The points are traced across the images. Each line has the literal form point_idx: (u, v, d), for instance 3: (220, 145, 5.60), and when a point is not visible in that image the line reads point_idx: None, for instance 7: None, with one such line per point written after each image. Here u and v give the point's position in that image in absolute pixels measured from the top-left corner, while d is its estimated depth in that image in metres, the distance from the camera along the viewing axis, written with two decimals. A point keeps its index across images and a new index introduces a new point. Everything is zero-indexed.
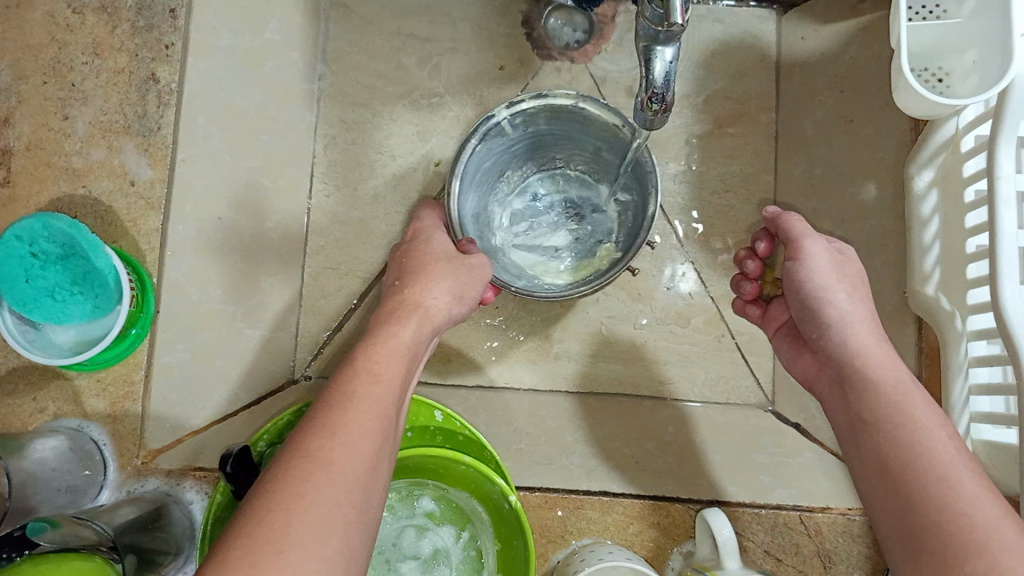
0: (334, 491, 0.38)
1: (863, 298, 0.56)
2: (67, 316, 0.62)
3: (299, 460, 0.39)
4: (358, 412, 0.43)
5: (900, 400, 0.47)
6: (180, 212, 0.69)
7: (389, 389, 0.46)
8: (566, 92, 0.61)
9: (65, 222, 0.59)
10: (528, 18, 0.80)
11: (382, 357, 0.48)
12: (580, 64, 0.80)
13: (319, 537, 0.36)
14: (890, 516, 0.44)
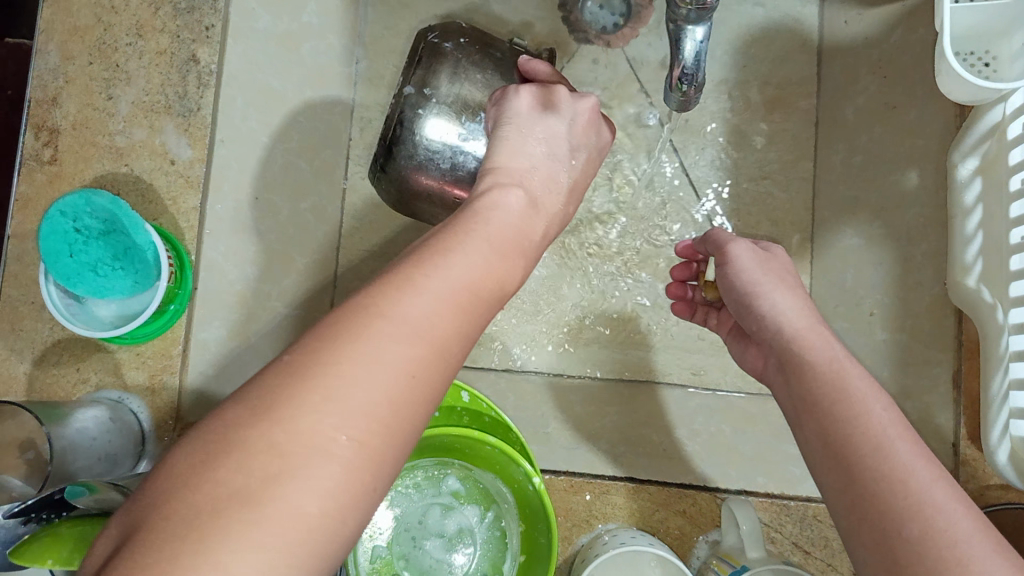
0: (364, 407, 0.31)
1: (800, 291, 0.54)
2: (109, 290, 0.64)
3: (287, 389, 0.30)
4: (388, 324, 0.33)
5: (830, 375, 0.45)
6: (219, 192, 0.71)
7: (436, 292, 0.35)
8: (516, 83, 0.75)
9: (106, 199, 0.61)
10: (565, 1, 0.81)
11: (442, 254, 0.38)
12: (617, 47, 0.81)
13: (333, 461, 0.30)
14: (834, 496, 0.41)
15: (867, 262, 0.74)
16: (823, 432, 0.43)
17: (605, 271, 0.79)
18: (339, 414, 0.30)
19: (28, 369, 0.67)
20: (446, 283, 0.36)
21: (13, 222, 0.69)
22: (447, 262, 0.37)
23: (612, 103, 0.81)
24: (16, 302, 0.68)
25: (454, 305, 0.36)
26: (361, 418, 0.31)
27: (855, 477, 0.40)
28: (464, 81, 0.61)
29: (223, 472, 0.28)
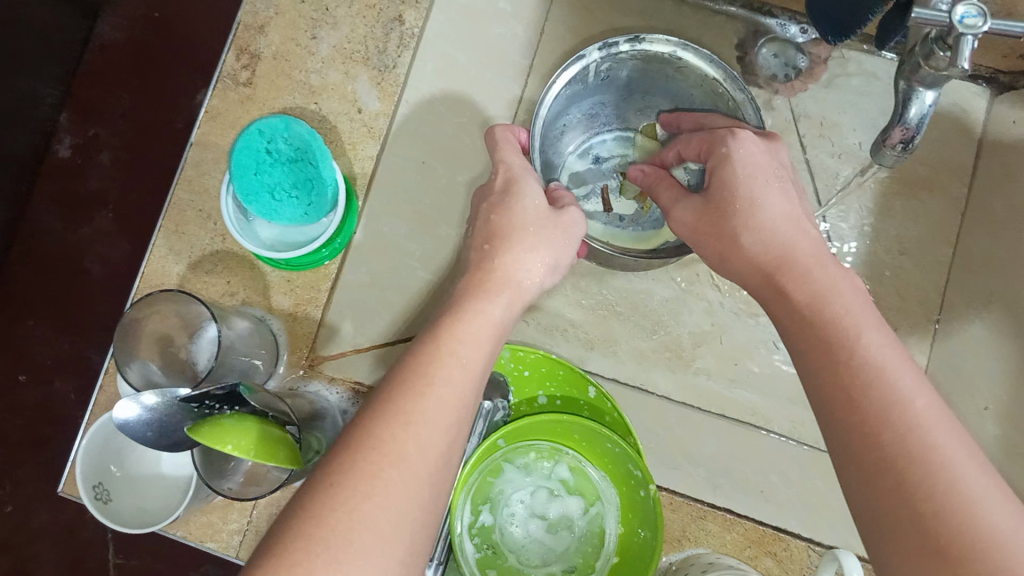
0: (410, 483, 0.42)
1: (779, 191, 0.54)
2: (279, 215, 0.66)
3: (372, 437, 0.42)
4: (431, 398, 0.45)
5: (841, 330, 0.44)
6: (395, 147, 0.74)
7: (465, 379, 0.47)
8: (666, 39, 0.68)
9: (305, 129, 0.65)
10: (743, 42, 0.84)
11: (462, 330, 0.50)
12: (785, 98, 0.83)
13: (397, 495, 0.41)
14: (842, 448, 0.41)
15: (986, 353, 0.74)
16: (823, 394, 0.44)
17: (729, 306, 0.78)
18: (385, 498, 0.40)
19: (182, 270, 0.71)
20: (458, 369, 0.48)
21: (198, 131, 0.73)
22: (462, 336, 0.49)
23: None
24: (184, 206, 0.71)
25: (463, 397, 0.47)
26: (401, 481, 0.41)
27: (865, 429, 0.40)
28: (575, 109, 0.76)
29: (334, 496, 0.40)
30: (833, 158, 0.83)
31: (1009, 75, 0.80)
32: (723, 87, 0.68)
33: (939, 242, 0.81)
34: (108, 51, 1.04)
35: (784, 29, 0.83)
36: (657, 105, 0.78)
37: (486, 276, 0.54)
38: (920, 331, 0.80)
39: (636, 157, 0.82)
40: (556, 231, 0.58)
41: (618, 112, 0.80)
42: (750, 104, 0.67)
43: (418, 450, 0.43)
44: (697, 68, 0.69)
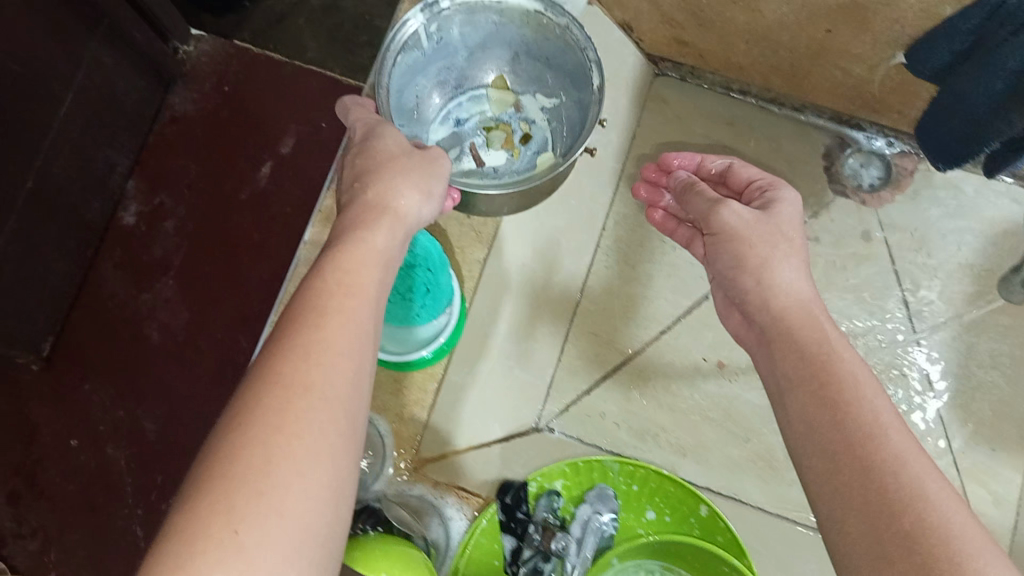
0: (325, 428, 0.40)
1: (798, 258, 0.55)
2: (390, 316, 0.67)
3: (281, 373, 0.40)
4: (330, 328, 0.43)
5: (850, 397, 0.45)
6: (500, 252, 0.75)
7: (360, 303, 0.45)
8: None
9: (425, 238, 0.67)
10: (829, 152, 0.86)
11: (340, 253, 0.48)
12: (870, 207, 0.85)
13: (318, 436, 0.39)
14: (839, 510, 0.41)
15: None
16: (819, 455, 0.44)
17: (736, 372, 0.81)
18: (303, 455, 0.38)
19: None
20: (359, 298, 0.46)
21: (310, 232, 0.75)
22: (360, 263, 0.48)
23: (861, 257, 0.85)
24: None
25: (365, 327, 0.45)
26: (316, 429, 0.39)
27: (883, 522, 0.38)
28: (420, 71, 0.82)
29: (249, 439, 0.38)
30: (919, 269, 0.84)
31: None
32: (545, 20, 0.75)
33: None
34: (182, 123, 1.17)
35: (870, 141, 0.85)
36: (501, 57, 0.86)
37: (366, 210, 0.53)
38: (1012, 447, 0.80)
39: (495, 111, 0.90)
40: (425, 163, 0.57)
41: (468, 74, 0.88)
42: (573, 28, 0.73)
43: (331, 386, 0.41)
44: (523, 12, 0.76)
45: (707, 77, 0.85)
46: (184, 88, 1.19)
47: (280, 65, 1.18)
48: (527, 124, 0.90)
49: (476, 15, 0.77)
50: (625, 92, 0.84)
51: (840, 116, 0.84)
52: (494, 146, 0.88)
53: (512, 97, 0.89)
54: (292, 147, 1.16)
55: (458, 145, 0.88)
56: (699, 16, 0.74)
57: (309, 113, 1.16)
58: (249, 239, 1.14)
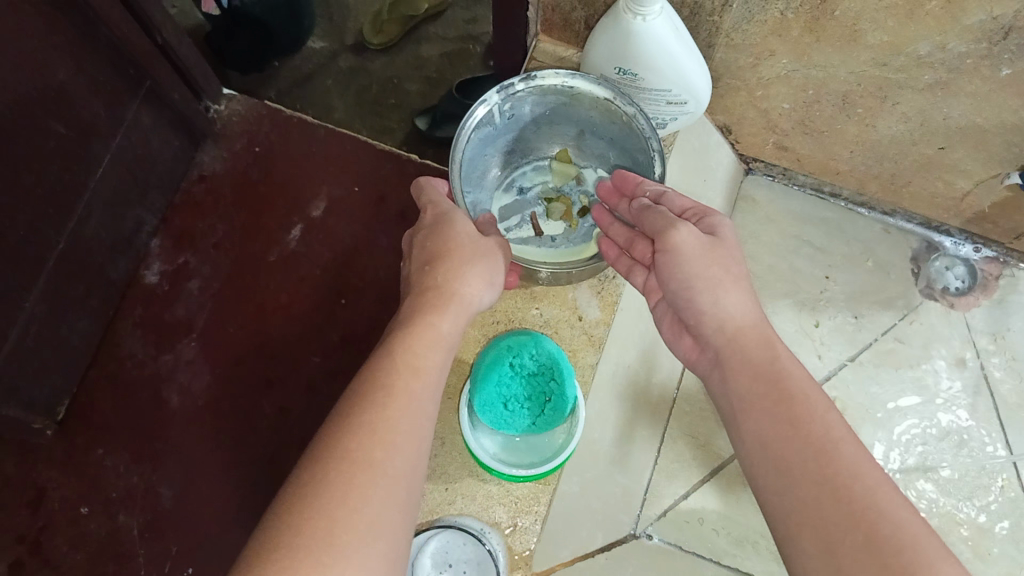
0: (388, 505, 0.42)
1: (745, 286, 0.53)
2: (508, 424, 0.66)
3: (351, 453, 0.43)
4: (393, 412, 0.45)
5: (806, 409, 0.46)
6: (609, 354, 0.72)
7: (423, 387, 0.48)
8: (555, 71, 0.67)
9: (553, 348, 0.67)
10: (916, 255, 0.87)
11: (412, 340, 0.50)
12: (959, 310, 0.86)
13: (381, 517, 0.41)
14: (801, 526, 0.42)
15: None
16: (778, 473, 0.44)
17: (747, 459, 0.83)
18: (364, 535, 0.40)
19: None
20: (422, 381, 0.48)
21: None
22: (427, 348, 0.50)
23: (951, 364, 0.85)
24: None
25: (426, 410, 0.47)
26: (381, 510, 0.42)
27: (859, 539, 0.39)
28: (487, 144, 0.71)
29: (317, 511, 0.40)
30: (1011, 376, 0.84)
31: None
32: (614, 104, 0.67)
33: None
34: (209, 181, 0.94)
35: (958, 247, 0.86)
36: (565, 132, 0.75)
37: (427, 292, 0.54)
38: None
39: (557, 183, 0.77)
40: (488, 249, 0.57)
41: (531, 145, 0.76)
42: (640, 117, 0.66)
43: (394, 465, 0.43)
44: (590, 94, 0.68)
45: (798, 178, 0.87)
46: (214, 147, 0.96)
47: (311, 127, 0.98)
48: (588, 200, 0.76)
49: (542, 94, 0.69)
50: (718, 191, 0.85)
51: (929, 221, 0.86)
52: (551, 219, 0.75)
53: (575, 171, 0.77)
54: (325, 211, 0.94)
55: (511, 217, 0.75)
56: (808, 126, 0.77)
57: (350, 177, 0.95)
58: (278, 303, 0.89)
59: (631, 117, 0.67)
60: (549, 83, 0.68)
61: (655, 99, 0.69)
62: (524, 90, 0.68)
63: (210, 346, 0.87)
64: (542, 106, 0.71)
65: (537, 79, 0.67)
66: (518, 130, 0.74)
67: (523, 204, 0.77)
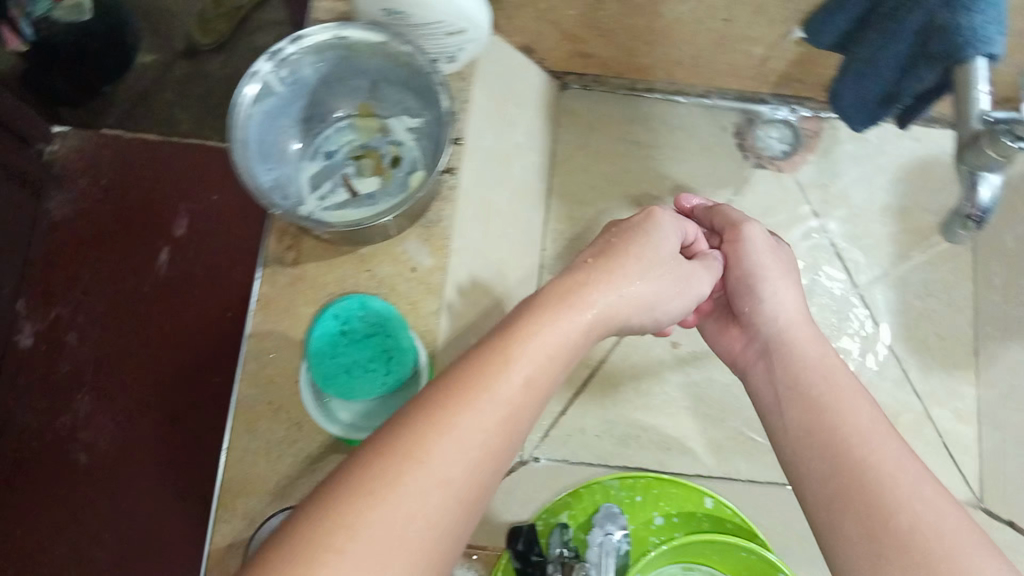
0: (397, 523, 0.36)
1: (793, 279, 0.66)
2: (358, 390, 0.67)
3: (386, 467, 0.37)
4: (469, 417, 0.40)
5: (850, 402, 0.53)
6: (453, 296, 0.73)
7: (509, 397, 0.42)
8: (324, 26, 0.66)
9: (383, 304, 0.66)
10: (739, 130, 0.90)
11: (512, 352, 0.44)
12: (787, 173, 0.89)
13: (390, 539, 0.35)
14: (841, 510, 0.46)
15: None
16: (833, 454, 0.50)
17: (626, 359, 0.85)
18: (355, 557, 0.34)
19: (266, 473, 0.67)
20: (514, 389, 0.43)
21: (253, 322, 0.71)
22: (520, 358, 0.44)
23: (792, 224, 0.88)
24: (252, 402, 0.69)
25: (504, 418, 0.42)
26: (417, 523, 0.36)
27: (877, 513, 0.45)
28: (275, 114, 0.69)
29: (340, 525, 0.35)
30: (848, 222, 0.88)
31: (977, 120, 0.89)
32: (391, 47, 0.67)
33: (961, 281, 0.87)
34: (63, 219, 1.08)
35: (774, 112, 0.89)
36: (357, 86, 0.73)
37: (549, 295, 0.49)
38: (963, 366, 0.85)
39: (363, 139, 0.75)
40: (621, 240, 0.56)
41: (326, 109, 0.74)
42: (416, 54, 0.66)
43: (434, 481, 0.38)
44: (365, 42, 0.68)
45: (612, 83, 0.88)
46: None
47: None
48: (398, 148, 0.74)
49: (318, 52, 0.68)
50: (535, 112, 0.86)
51: (743, 94, 0.88)
52: (366, 177, 0.73)
53: (379, 123, 0.75)
54: (187, 226, 1.08)
55: (322, 184, 0.73)
56: (597, 29, 0.77)
57: (206, 187, 1.09)
58: None
59: (410, 56, 0.67)
60: (321, 38, 0.67)
61: (431, 34, 0.68)
62: (297, 52, 0.67)
63: (99, 392, 1.01)
64: (324, 65, 0.70)
65: (307, 36, 0.66)
66: (308, 96, 0.72)
67: (334, 168, 0.73)
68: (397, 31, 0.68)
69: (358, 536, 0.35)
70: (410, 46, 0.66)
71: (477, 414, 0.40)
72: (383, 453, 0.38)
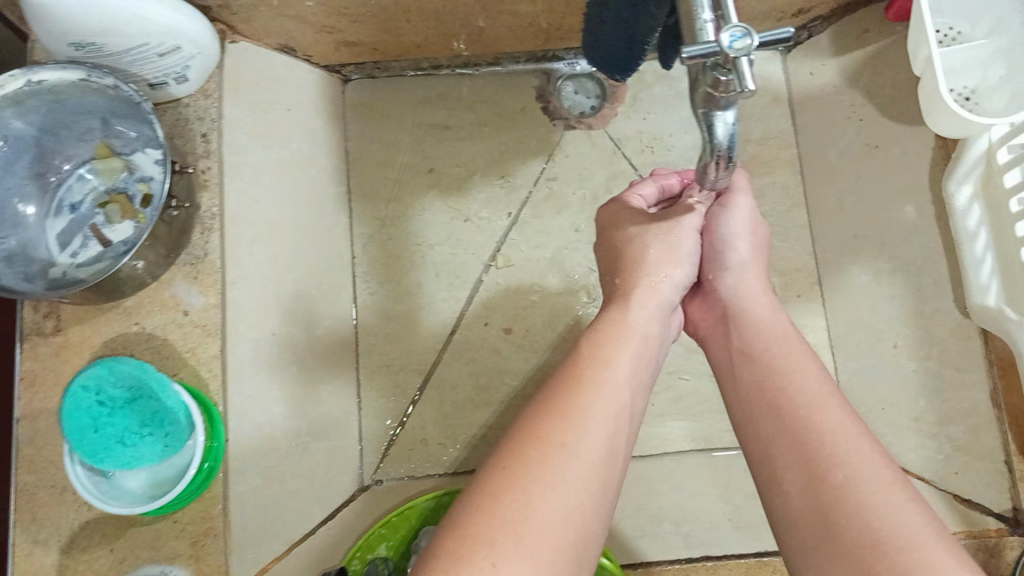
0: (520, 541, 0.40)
1: (752, 244, 0.64)
2: (138, 460, 0.61)
3: (501, 484, 0.43)
4: (570, 438, 0.45)
5: (793, 367, 0.53)
6: (236, 334, 0.67)
7: (620, 397, 0.50)
8: (10, 74, 0.59)
9: (132, 365, 0.59)
10: (542, 92, 0.84)
11: (600, 382, 0.50)
12: (599, 128, 0.84)
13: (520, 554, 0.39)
14: (782, 473, 0.48)
15: (881, 298, 0.75)
16: (771, 423, 0.51)
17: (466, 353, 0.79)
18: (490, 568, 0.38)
19: (60, 563, 0.63)
20: (594, 411, 0.48)
21: (20, 403, 0.65)
22: (613, 370, 0.52)
23: (612, 180, 0.82)
24: (35, 489, 0.64)
25: (604, 452, 0.46)
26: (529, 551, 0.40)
27: (815, 482, 0.46)
28: None
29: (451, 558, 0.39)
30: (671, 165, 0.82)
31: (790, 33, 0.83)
32: (93, 82, 0.61)
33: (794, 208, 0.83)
34: None
35: (575, 67, 0.84)
36: (87, 127, 0.67)
37: (610, 327, 0.56)
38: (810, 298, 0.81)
39: (108, 182, 0.68)
40: (660, 239, 0.63)
41: (58, 157, 0.67)
42: (121, 85, 0.61)
43: (550, 504, 0.42)
44: (63, 82, 0.61)
45: (395, 66, 0.82)
46: None
47: None
48: (149, 185, 0.67)
49: (15, 102, 0.61)
50: (313, 114, 0.79)
51: (535, 54, 0.82)
52: (117, 224, 0.67)
53: (121, 161, 0.68)
54: None
55: (70, 241, 0.66)
56: (346, 14, 0.71)
57: None
58: None
59: (116, 87, 0.61)
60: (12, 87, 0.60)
61: (141, 58, 0.61)
62: None
63: None
64: (33, 114, 0.63)
65: None
66: (27, 148, 0.65)
67: (80, 221, 0.67)
68: (97, 63, 0.62)
69: (533, 525, 0.41)
70: (114, 79, 0.61)
71: (579, 423, 0.47)
72: (561, 429, 0.46)
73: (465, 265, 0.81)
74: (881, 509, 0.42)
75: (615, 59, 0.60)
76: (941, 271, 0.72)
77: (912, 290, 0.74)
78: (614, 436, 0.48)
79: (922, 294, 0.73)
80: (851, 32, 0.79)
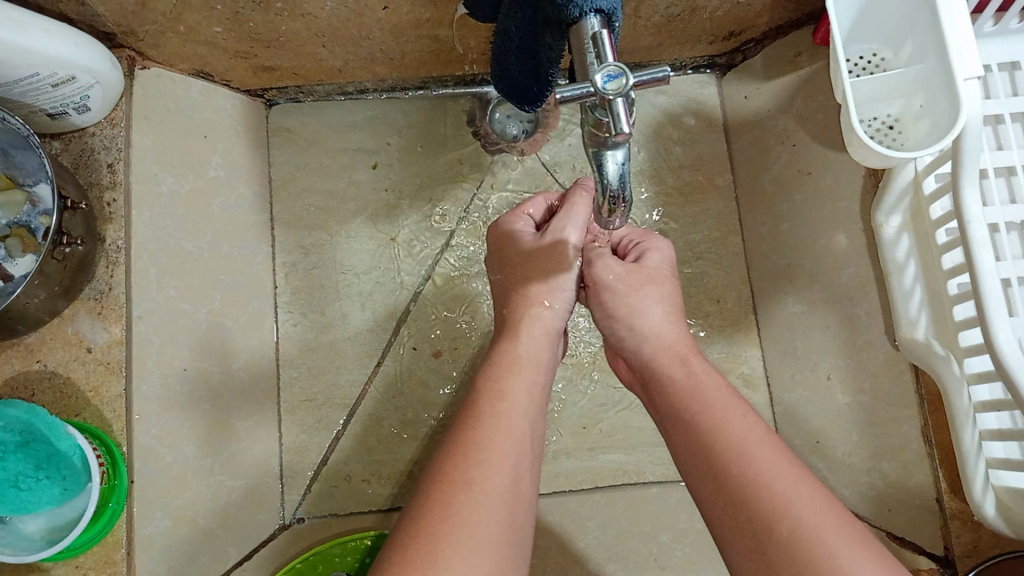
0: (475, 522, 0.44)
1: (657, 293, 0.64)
2: (35, 503, 0.57)
3: (445, 475, 0.47)
4: (488, 430, 0.50)
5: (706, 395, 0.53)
6: (143, 371, 0.63)
7: (524, 385, 0.56)
8: None
9: (21, 408, 0.56)
10: (473, 117, 0.83)
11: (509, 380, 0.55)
12: (531, 154, 0.83)
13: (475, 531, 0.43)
14: (710, 503, 0.48)
15: (813, 326, 0.74)
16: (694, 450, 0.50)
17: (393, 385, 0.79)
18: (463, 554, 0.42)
19: None
20: (510, 403, 0.53)
21: None
22: (518, 364, 0.57)
23: None
24: None
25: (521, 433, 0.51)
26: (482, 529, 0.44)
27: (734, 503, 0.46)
28: None
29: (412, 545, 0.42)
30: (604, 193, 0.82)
31: (724, 56, 0.83)
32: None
33: (727, 236, 0.84)
34: None
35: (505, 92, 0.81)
36: None
37: (522, 324, 0.62)
38: (742, 326, 0.82)
39: (9, 215, 0.65)
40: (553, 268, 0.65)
41: None
42: (11, 118, 0.59)
43: (489, 482, 0.46)
44: None
45: (319, 90, 0.81)
46: None
47: None
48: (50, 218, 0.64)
49: None
50: (236, 139, 0.78)
51: (463, 78, 0.81)
52: (18, 259, 0.64)
53: (23, 193, 0.64)
54: None
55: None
56: (261, 40, 0.70)
57: None
58: None
59: (5, 120, 0.60)
60: None
61: (34, 88, 0.59)
62: None
63: None
64: None
65: None
66: None
67: None
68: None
69: (476, 497, 0.45)
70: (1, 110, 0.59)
71: (500, 404, 0.53)
72: (477, 423, 0.51)
73: (399, 287, 0.81)
74: (800, 523, 0.42)
75: (524, 92, 0.60)
76: (873, 301, 0.69)
77: (844, 320, 0.71)
78: (529, 416, 0.53)
79: (855, 323, 0.70)
80: (785, 55, 0.77)
